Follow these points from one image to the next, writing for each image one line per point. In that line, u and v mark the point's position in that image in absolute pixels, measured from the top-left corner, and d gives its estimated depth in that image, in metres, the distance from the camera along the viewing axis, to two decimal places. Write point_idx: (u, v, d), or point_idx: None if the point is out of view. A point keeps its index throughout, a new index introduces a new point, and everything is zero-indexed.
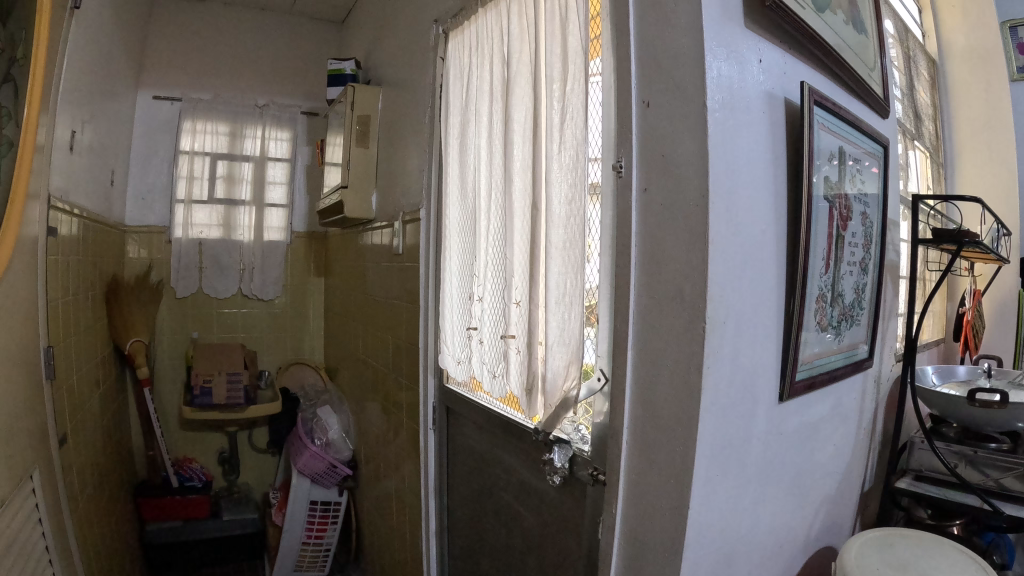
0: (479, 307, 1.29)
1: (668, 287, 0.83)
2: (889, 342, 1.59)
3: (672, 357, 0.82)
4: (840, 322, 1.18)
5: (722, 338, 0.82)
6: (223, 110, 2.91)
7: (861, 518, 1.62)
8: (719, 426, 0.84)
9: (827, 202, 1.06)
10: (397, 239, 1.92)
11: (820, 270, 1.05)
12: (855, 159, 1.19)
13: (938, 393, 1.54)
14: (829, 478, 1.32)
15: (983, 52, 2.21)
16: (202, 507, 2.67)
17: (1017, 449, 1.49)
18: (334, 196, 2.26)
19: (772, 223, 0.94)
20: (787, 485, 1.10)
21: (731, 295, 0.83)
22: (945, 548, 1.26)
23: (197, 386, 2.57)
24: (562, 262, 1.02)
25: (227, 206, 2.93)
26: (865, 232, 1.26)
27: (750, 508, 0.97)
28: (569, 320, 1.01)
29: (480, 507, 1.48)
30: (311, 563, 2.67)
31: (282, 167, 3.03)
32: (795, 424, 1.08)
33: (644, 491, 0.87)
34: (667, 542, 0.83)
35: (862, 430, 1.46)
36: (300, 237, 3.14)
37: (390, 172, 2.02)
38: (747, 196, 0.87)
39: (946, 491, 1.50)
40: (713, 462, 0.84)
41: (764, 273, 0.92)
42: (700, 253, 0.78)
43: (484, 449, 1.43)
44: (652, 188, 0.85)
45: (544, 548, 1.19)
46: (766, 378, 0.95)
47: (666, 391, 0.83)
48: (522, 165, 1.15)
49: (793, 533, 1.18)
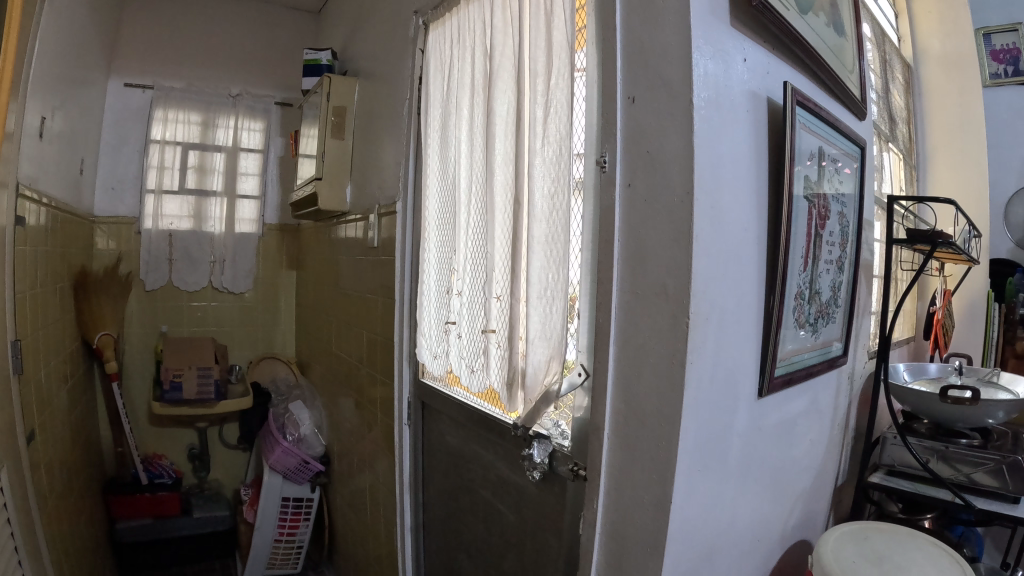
0: (459, 302, 1.28)
1: (652, 282, 0.83)
2: (863, 339, 1.60)
3: (656, 350, 0.82)
4: (817, 318, 1.19)
5: (706, 333, 0.82)
6: (195, 99, 2.87)
7: (834, 513, 1.64)
8: (701, 423, 0.84)
9: (806, 201, 1.07)
10: (373, 232, 1.90)
11: (799, 268, 1.06)
12: (834, 159, 1.21)
13: (910, 390, 1.57)
14: (805, 473, 1.33)
15: (959, 59, 2.24)
16: (174, 505, 2.64)
17: (988, 445, 1.52)
18: (307, 187, 2.24)
19: (753, 221, 0.94)
20: (765, 481, 1.11)
21: (715, 292, 0.84)
22: (918, 542, 1.28)
23: (166, 380, 2.52)
24: (544, 256, 1.02)
25: (198, 197, 2.89)
26: (842, 232, 1.27)
27: (729, 504, 0.98)
28: (552, 314, 1.00)
29: (457, 503, 1.48)
30: (284, 560, 2.66)
31: (254, 157, 3.01)
32: (773, 420, 1.09)
33: (628, 486, 0.87)
34: (650, 538, 0.83)
35: (836, 425, 1.48)
36: (272, 229, 3.11)
37: (366, 164, 2.00)
38: (731, 194, 0.87)
39: (919, 486, 1.53)
40: (695, 458, 0.84)
41: (745, 271, 0.93)
42: (685, 250, 0.78)
43: (461, 445, 1.42)
44: (638, 182, 0.85)
45: (523, 545, 1.19)
46: (747, 373, 0.95)
47: (649, 385, 0.83)
48: (504, 159, 1.15)
49: (769, 529, 1.19)
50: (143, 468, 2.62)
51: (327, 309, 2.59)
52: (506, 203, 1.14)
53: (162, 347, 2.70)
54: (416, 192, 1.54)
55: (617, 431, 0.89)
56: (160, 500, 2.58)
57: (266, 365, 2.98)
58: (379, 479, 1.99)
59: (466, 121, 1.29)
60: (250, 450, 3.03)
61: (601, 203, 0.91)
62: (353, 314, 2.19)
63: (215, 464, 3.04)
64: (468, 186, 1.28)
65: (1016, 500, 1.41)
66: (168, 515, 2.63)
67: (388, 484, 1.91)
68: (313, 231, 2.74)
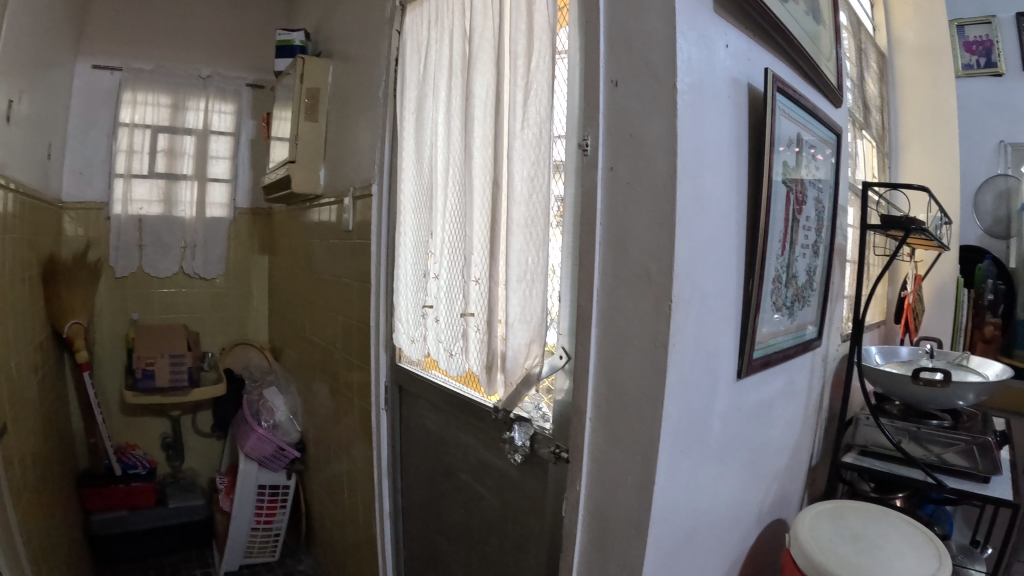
0: (436, 285, 1.28)
1: (634, 264, 0.83)
2: (837, 322, 1.62)
3: (638, 333, 0.83)
4: (793, 302, 1.20)
5: (688, 316, 0.83)
6: (165, 81, 2.83)
7: (808, 494, 1.67)
8: (683, 405, 0.85)
9: (784, 186, 1.08)
10: (348, 215, 1.88)
11: (776, 252, 1.07)
12: (811, 145, 1.22)
13: (883, 373, 1.59)
14: (781, 454, 1.35)
15: (932, 50, 2.27)
16: (148, 496, 2.63)
17: (958, 425, 1.56)
18: (280, 170, 2.21)
19: (732, 204, 0.95)
20: (743, 461, 1.12)
21: (696, 275, 0.84)
22: (892, 521, 1.31)
23: (139, 369, 2.50)
24: (524, 239, 1.02)
25: (168, 180, 2.86)
26: (817, 217, 1.28)
27: (710, 484, 0.99)
28: (533, 297, 1.01)
29: (437, 487, 1.49)
30: (261, 548, 2.67)
31: (225, 140, 2.98)
32: (751, 402, 1.10)
33: (610, 467, 0.88)
34: (632, 519, 0.84)
35: (810, 407, 1.50)
36: (244, 213, 3.07)
37: (340, 147, 1.99)
38: (712, 178, 0.88)
39: (892, 466, 1.56)
40: (677, 439, 0.85)
41: (725, 254, 0.94)
42: (668, 233, 0.79)
43: (440, 429, 1.42)
44: (620, 165, 0.85)
45: (505, 528, 1.20)
46: (727, 355, 0.97)
47: (631, 367, 0.84)
48: (483, 142, 1.14)
49: (747, 509, 1.20)
50: (116, 459, 2.59)
51: (302, 295, 2.58)
52: (485, 186, 1.13)
53: (133, 335, 2.67)
54: (392, 175, 1.53)
55: (599, 412, 0.89)
56: (134, 490, 2.57)
57: (239, 352, 2.95)
58: (355, 464, 1.99)
59: (445, 106, 1.29)
60: (224, 438, 3.01)
61: (581, 186, 0.91)
62: (327, 298, 2.18)
63: (189, 453, 3.01)
64: (445, 169, 1.27)
65: (986, 479, 1.45)
66: (142, 506, 2.62)
67: (364, 468, 1.91)
68: (285, 214, 2.72)
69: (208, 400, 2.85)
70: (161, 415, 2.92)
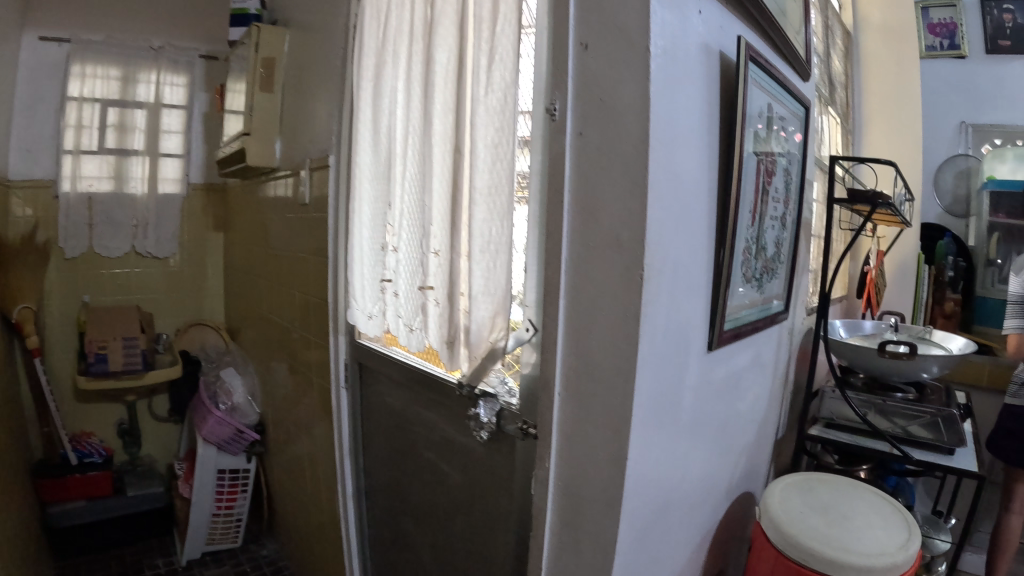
0: (395, 258, 1.23)
1: (600, 230, 0.80)
2: (803, 295, 1.61)
3: (604, 303, 0.80)
4: (762, 274, 1.18)
5: (660, 285, 0.80)
6: (115, 52, 2.73)
7: (773, 468, 1.67)
8: (655, 378, 0.83)
9: (755, 157, 1.06)
10: (304, 188, 1.82)
11: (747, 223, 1.05)
12: (782, 117, 1.20)
13: (850, 346, 1.59)
14: (749, 428, 1.33)
15: (897, 31, 2.27)
16: (106, 484, 2.56)
17: (923, 398, 1.57)
18: (235, 144, 2.15)
19: (704, 173, 0.92)
20: (713, 435, 1.10)
21: (668, 244, 0.82)
22: (860, 493, 1.31)
23: (91, 353, 2.42)
24: (487, 208, 0.98)
25: (119, 156, 2.76)
26: (786, 189, 1.27)
27: (681, 459, 0.97)
28: (496, 268, 0.97)
29: (400, 467, 1.45)
30: (223, 534, 2.63)
31: (178, 114, 2.88)
32: (721, 375, 1.09)
33: (580, 442, 0.85)
34: (604, 495, 0.82)
35: (777, 380, 1.49)
36: (198, 188, 2.98)
37: (297, 120, 1.93)
38: (684, 146, 0.85)
39: (858, 438, 1.56)
40: (649, 414, 0.83)
41: (696, 223, 0.91)
42: (640, 200, 0.76)
43: (403, 407, 1.39)
44: (590, 129, 0.81)
45: (472, 507, 1.17)
46: (698, 327, 0.94)
47: (600, 336, 0.81)
48: (444, 110, 1.10)
49: (717, 484, 1.19)
50: (71, 448, 2.53)
51: (258, 276, 2.52)
52: (446, 156, 1.10)
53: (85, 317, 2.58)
54: (350, 146, 1.48)
55: (566, 385, 0.85)
56: (91, 479, 2.51)
57: (195, 333, 2.88)
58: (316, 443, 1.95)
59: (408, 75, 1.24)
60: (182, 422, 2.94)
61: (545, 150, 0.88)
62: (285, 276, 2.13)
63: (146, 438, 2.94)
64: (404, 139, 1.23)
65: (950, 450, 1.46)
66: (100, 495, 2.56)
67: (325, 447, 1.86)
68: (240, 190, 2.65)
69: (164, 383, 2.78)
70: (116, 399, 2.84)
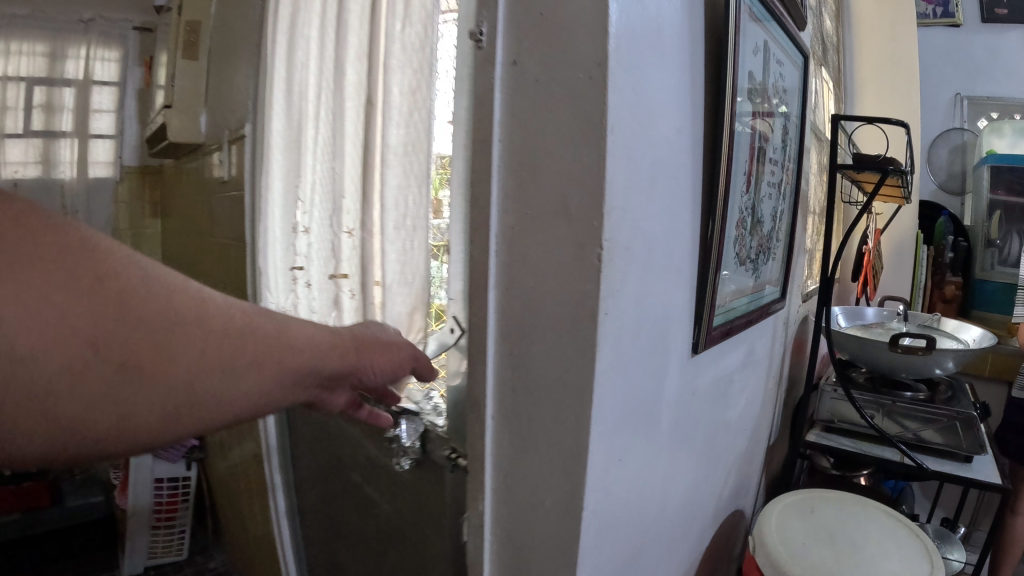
0: (308, 241, 1.05)
1: (536, 189, 0.56)
2: (799, 280, 1.39)
3: (544, 293, 0.56)
4: (757, 254, 0.97)
5: (626, 270, 0.56)
6: (40, 25, 2.47)
7: (765, 476, 1.46)
8: (622, 396, 0.60)
9: (750, 105, 0.84)
10: (225, 164, 1.65)
11: (740, 189, 0.83)
12: (780, 61, 0.98)
13: (853, 337, 1.38)
14: (739, 439, 1.12)
15: None
16: (43, 494, 2.40)
17: (935, 399, 1.36)
18: (159, 118, 1.91)
19: (688, 120, 0.70)
20: (697, 454, 0.89)
21: (640, 212, 0.59)
22: (871, 514, 1.10)
23: None
24: (402, 171, 0.77)
25: (45, 139, 2.54)
26: (784, 150, 1.05)
27: (657, 490, 0.76)
28: (414, 251, 0.78)
29: (330, 486, 1.23)
30: (166, 548, 2.37)
31: (110, 91, 2.62)
32: (708, 380, 0.87)
33: (519, 482, 0.62)
34: (552, 556, 0.60)
35: (770, 379, 1.28)
36: (132, 172, 2.71)
37: (222, 88, 1.69)
38: (661, 77, 0.62)
39: (863, 444, 1.36)
40: (614, 444, 0.61)
41: (679, 186, 0.68)
42: (594, 148, 0.52)
43: (326, 417, 1.16)
44: (520, 46, 0.56)
45: (403, 542, 0.95)
46: (680, 323, 0.71)
47: (538, 341, 0.57)
48: (357, 53, 0.87)
49: (702, 509, 0.98)
50: None
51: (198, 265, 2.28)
52: (359, 112, 0.87)
53: None
54: (266, 111, 1.25)
55: (497, 406, 0.62)
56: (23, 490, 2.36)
57: None
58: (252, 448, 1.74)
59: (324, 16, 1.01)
60: None
61: (466, 85, 0.64)
62: (220, 265, 1.91)
63: None
64: (317, 94, 1.01)
65: (969, 458, 1.27)
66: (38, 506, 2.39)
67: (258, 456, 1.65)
68: (177, 172, 2.42)
69: None
70: None
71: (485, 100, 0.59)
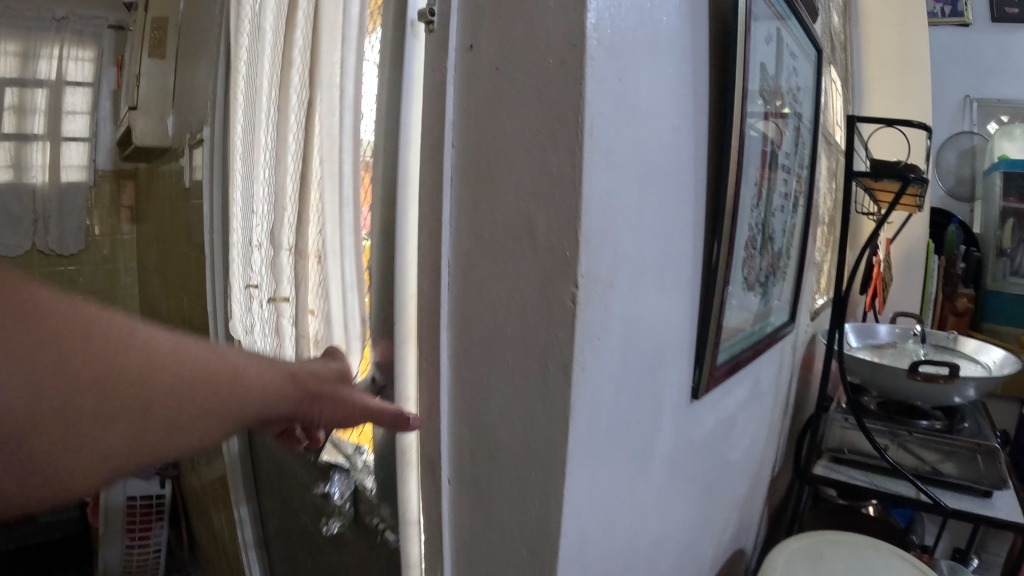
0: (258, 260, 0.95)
1: (497, 209, 0.45)
2: (808, 297, 1.28)
3: (507, 339, 0.45)
4: (766, 275, 0.86)
5: (610, 308, 0.45)
6: (9, 22, 2.36)
7: (769, 509, 1.35)
8: (603, 461, 0.49)
9: (761, 106, 0.72)
10: (185, 171, 1.56)
11: (749, 202, 0.72)
12: (793, 57, 0.86)
13: (866, 360, 1.27)
14: (742, 477, 1.01)
15: None
16: None
17: (953, 428, 1.25)
18: (125, 120, 1.80)
19: (692, 122, 0.58)
20: (695, 503, 0.78)
21: (631, 236, 0.47)
22: (887, 561, 0.99)
23: None
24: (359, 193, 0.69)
25: (16, 142, 2.41)
26: (795, 156, 0.94)
27: (646, 557, 0.64)
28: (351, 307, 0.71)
29: (287, 521, 1.12)
30: (139, 568, 2.26)
31: (83, 92, 2.51)
32: (709, 421, 0.76)
33: (478, 564, 0.51)
34: None
35: (776, 407, 1.17)
36: (106, 178, 2.63)
37: (187, 88, 1.58)
38: (658, 68, 0.50)
39: (874, 476, 1.25)
40: (591, 520, 0.49)
41: (680, 203, 0.57)
42: (563, 157, 0.41)
43: (279, 449, 1.05)
44: (481, 30, 0.45)
45: None
46: (678, 363, 0.60)
47: (501, 399, 0.46)
48: (308, 45, 0.76)
49: (699, 562, 0.87)
50: None
51: (169, 274, 2.18)
52: (316, 121, 0.76)
53: None
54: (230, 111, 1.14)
55: (455, 472, 0.51)
56: None
57: None
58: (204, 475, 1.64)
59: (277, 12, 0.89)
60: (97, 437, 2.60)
61: (419, 79, 0.53)
62: (190, 276, 1.79)
63: None
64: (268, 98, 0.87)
65: (988, 493, 1.16)
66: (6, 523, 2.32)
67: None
68: (150, 177, 2.30)
69: None
70: None
71: (440, 97, 0.48)
